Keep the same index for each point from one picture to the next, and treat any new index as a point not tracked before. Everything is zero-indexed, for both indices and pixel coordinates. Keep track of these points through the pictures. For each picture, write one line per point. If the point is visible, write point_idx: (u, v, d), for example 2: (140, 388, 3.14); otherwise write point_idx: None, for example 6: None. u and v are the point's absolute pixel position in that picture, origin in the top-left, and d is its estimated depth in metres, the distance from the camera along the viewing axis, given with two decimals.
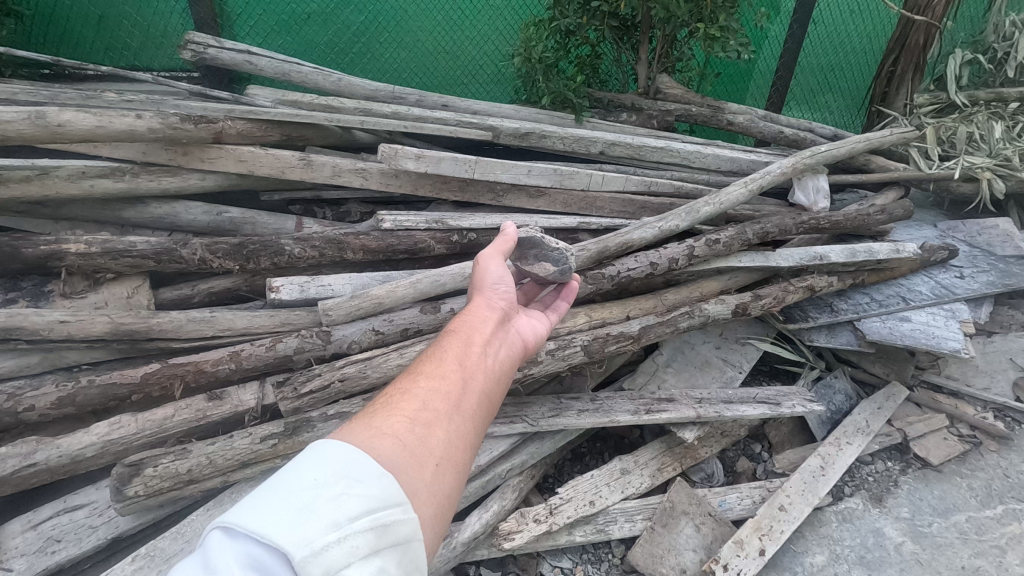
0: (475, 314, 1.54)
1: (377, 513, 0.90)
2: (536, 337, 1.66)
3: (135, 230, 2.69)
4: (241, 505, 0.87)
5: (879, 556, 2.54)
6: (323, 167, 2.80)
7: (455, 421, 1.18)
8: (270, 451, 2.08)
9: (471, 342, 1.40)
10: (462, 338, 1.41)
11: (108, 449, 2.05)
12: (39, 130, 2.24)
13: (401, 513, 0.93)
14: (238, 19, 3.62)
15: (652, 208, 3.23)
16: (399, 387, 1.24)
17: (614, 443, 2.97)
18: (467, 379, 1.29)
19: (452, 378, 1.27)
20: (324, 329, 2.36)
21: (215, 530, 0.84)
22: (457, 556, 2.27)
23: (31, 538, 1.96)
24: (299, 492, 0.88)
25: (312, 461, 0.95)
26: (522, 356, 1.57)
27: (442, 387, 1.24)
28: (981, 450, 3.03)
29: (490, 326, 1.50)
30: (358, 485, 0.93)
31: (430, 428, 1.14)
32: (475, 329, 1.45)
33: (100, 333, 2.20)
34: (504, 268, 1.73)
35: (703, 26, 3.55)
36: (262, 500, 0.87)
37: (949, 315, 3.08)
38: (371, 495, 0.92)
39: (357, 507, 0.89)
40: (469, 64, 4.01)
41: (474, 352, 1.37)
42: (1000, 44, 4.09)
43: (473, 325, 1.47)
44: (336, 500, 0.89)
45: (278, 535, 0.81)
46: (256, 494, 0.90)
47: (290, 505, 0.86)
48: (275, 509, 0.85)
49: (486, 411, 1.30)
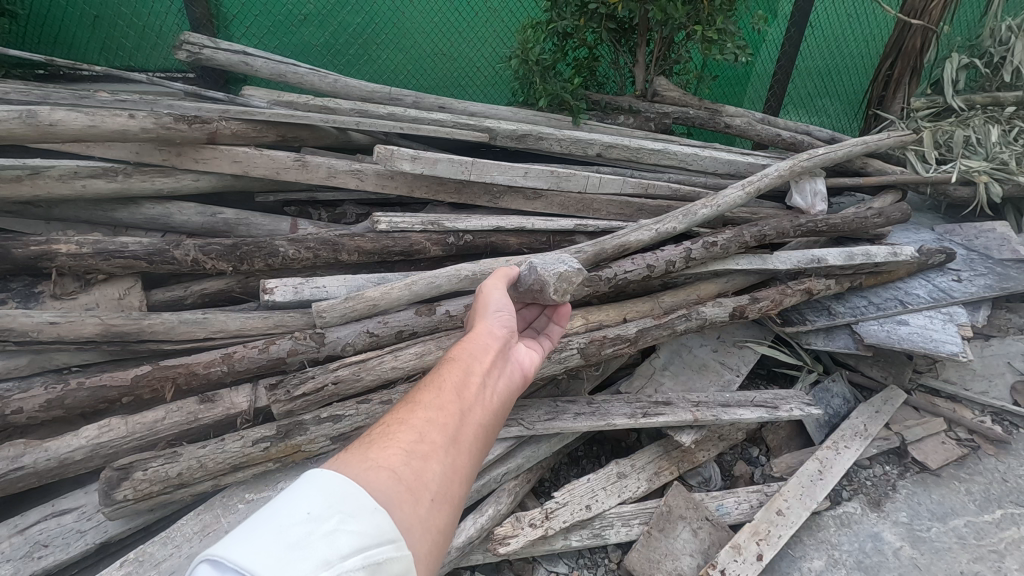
0: (476, 342, 1.53)
1: (370, 551, 0.88)
2: (534, 365, 1.65)
3: (128, 230, 2.67)
4: (233, 536, 0.85)
5: (877, 561, 2.52)
6: (319, 168, 2.78)
7: (450, 454, 1.17)
8: (262, 455, 2.06)
9: (469, 372, 1.39)
10: (461, 368, 1.40)
11: (97, 452, 2.02)
12: (30, 129, 2.22)
13: (394, 550, 0.91)
14: (235, 20, 3.60)
15: (649, 211, 3.21)
16: (397, 417, 1.22)
17: (611, 446, 2.95)
18: (465, 410, 1.27)
19: (450, 409, 1.25)
20: (319, 331, 2.34)
21: (202, 564, 0.81)
22: (452, 561, 2.24)
23: (17, 543, 1.93)
24: (290, 526, 0.86)
25: (307, 493, 0.93)
26: (521, 386, 1.55)
27: (439, 419, 1.22)
28: (979, 454, 3.01)
29: (491, 355, 1.50)
30: (351, 521, 0.91)
31: (426, 461, 1.12)
32: (475, 360, 1.44)
33: (90, 334, 2.18)
34: (503, 298, 1.73)
35: (700, 29, 3.54)
36: (253, 534, 0.85)
37: (947, 319, 3.07)
38: (362, 532, 0.90)
39: (349, 544, 0.87)
40: (466, 64, 4.00)
41: (473, 382, 1.36)
42: (996, 48, 4.07)
43: (473, 356, 1.46)
44: (329, 535, 0.87)
45: (268, 572, 0.79)
46: (247, 527, 0.87)
47: (280, 541, 0.84)
48: (267, 544, 0.83)
49: (482, 445, 1.28)
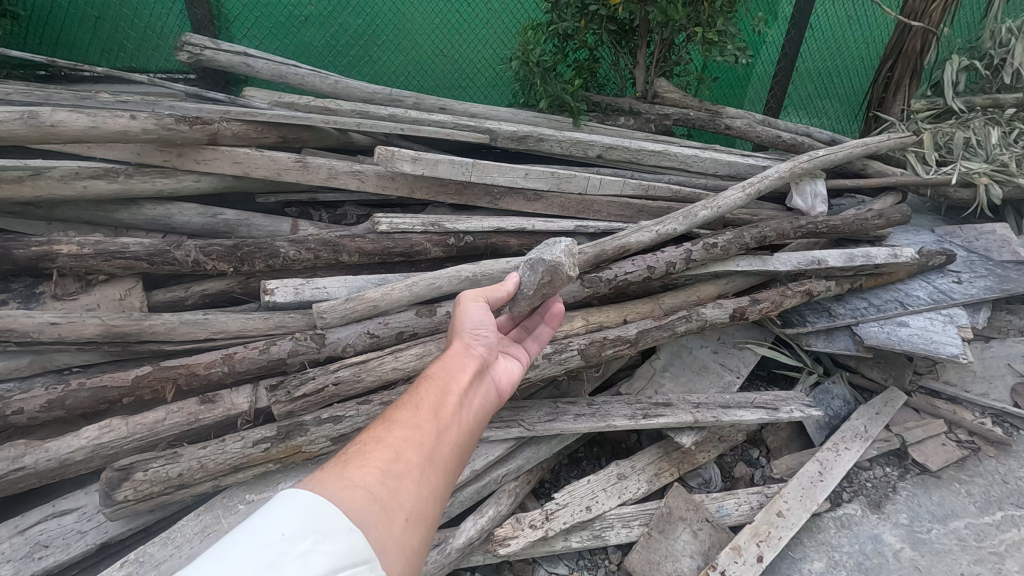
0: (454, 360, 1.53)
1: (343, 572, 0.88)
2: (511, 383, 1.66)
3: (129, 231, 2.68)
4: (205, 558, 0.86)
5: (877, 563, 2.52)
6: (320, 169, 2.78)
7: (426, 474, 1.16)
8: (262, 456, 2.06)
9: (447, 390, 1.39)
10: (439, 386, 1.39)
11: (98, 453, 2.02)
12: (31, 130, 2.23)
13: (368, 571, 0.91)
14: (235, 21, 3.61)
15: (650, 212, 3.20)
16: (373, 435, 1.21)
17: (612, 447, 2.95)
18: (441, 430, 1.27)
19: (426, 428, 1.25)
20: (319, 332, 2.34)
21: None
22: (452, 562, 2.24)
23: (18, 544, 1.93)
24: (264, 548, 0.86)
25: (281, 514, 0.93)
26: (495, 405, 1.56)
27: (415, 437, 1.22)
28: (979, 456, 3.01)
29: (468, 373, 1.49)
30: (325, 542, 0.91)
31: (401, 480, 1.11)
32: (452, 379, 1.44)
33: (91, 335, 2.18)
34: (485, 312, 1.69)
35: (701, 31, 3.54)
36: (225, 555, 0.85)
37: (947, 320, 3.07)
38: (337, 552, 0.90)
39: (322, 564, 0.86)
40: (467, 65, 4.00)
41: (450, 401, 1.36)
42: (996, 50, 4.07)
43: (451, 374, 1.45)
44: (302, 556, 0.86)
45: None
46: (221, 548, 0.88)
47: (253, 563, 0.84)
48: (238, 565, 0.83)
49: (457, 464, 1.28)
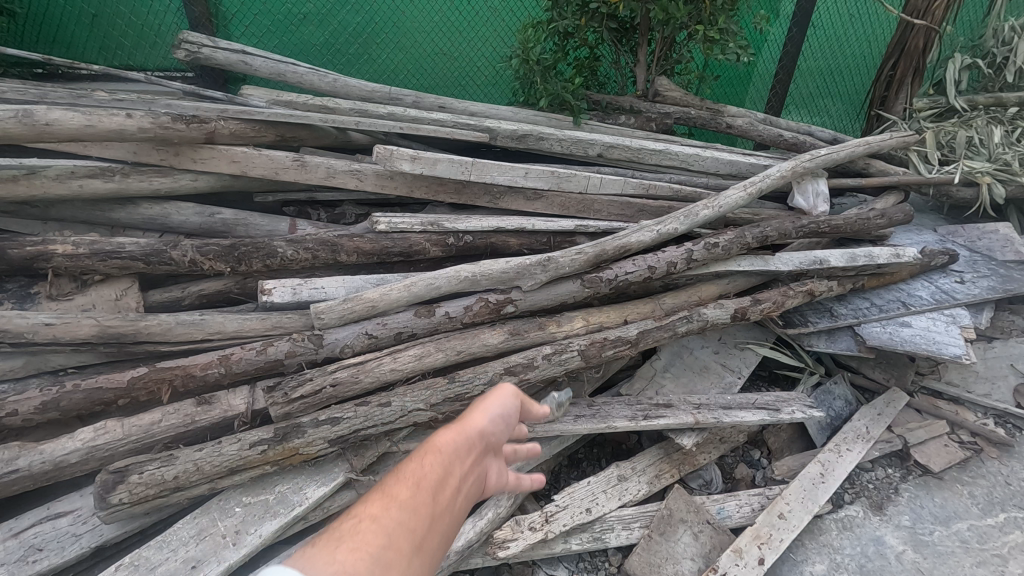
0: (462, 434, 1.33)
1: None
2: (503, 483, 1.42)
3: (125, 230, 2.66)
4: None
5: (879, 565, 2.50)
6: (318, 168, 2.76)
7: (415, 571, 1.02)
8: (259, 458, 2.04)
9: (448, 471, 1.22)
10: (442, 464, 1.22)
11: (93, 455, 2.00)
12: (25, 128, 2.21)
13: None
14: (233, 19, 3.59)
15: (651, 212, 3.18)
16: (364, 515, 1.07)
17: (612, 449, 2.93)
18: (437, 516, 1.12)
19: (422, 515, 1.10)
20: (316, 332, 2.33)
21: None
22: (451, 565, 2.22)
23: (12, 547, 1.91)
24: None
25: None
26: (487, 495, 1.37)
27: (409, 523, 1.07)
28: (982, 457, 2.99)
29: (473, 453, 1.31)
30: None
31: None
32: (456, 460, 1.26)
33: (87, 336, 2.16)
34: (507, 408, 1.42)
35: (702, 28, 3.51)
36: None
37: (950, 321, 3.05)
38: None
39: None
40: (466, 64, 3.98)
41: (449, 485, 1.20)
42: (999, 48, 4.04)
43: (456, 454, 1.27)
44: None
45: None
46: None
47: None
48: None
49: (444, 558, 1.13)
